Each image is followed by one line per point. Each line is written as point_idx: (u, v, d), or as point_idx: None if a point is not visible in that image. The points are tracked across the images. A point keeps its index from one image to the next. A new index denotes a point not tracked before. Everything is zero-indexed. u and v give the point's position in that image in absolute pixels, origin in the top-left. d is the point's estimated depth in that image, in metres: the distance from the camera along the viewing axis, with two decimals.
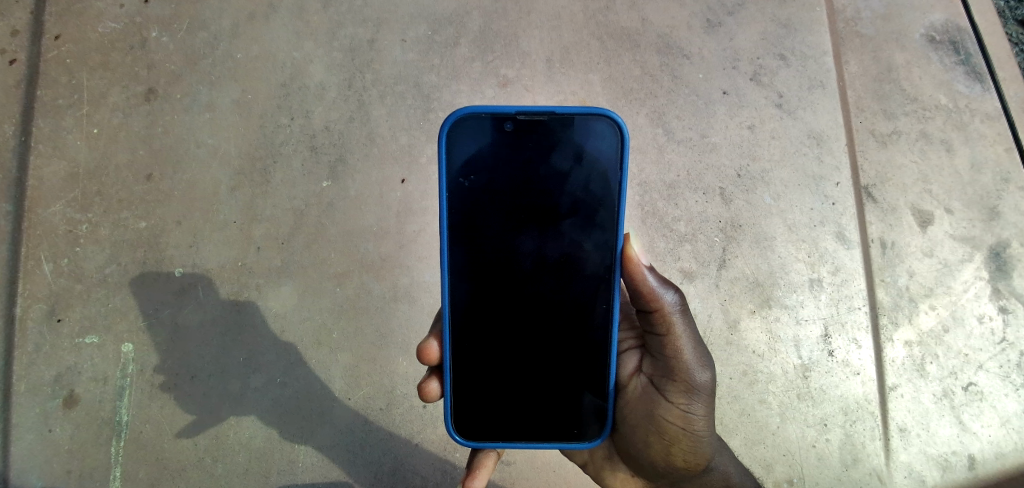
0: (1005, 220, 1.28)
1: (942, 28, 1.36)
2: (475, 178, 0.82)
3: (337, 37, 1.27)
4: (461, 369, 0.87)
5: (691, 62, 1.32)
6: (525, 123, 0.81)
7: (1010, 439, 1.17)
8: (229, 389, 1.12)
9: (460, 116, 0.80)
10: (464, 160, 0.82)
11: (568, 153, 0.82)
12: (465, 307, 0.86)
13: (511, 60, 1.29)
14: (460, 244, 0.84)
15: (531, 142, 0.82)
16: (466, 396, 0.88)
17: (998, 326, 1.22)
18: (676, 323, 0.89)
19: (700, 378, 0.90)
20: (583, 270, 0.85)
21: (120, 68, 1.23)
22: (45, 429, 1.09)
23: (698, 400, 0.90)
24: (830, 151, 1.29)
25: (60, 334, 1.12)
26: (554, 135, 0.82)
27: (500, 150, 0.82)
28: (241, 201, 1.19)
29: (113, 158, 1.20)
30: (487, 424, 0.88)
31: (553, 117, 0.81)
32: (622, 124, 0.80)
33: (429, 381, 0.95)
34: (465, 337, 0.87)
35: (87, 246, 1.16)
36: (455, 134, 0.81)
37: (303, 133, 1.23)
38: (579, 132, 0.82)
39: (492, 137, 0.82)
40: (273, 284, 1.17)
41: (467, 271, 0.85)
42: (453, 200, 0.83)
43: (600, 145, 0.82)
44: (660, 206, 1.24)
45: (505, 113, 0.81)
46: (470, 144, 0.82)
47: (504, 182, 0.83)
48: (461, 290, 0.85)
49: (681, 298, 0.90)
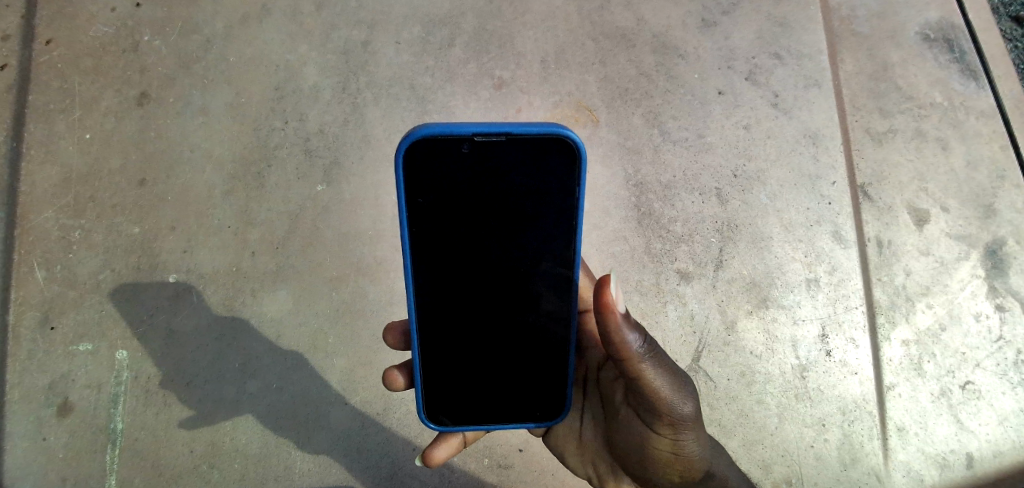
0: (1002, 218, 1.28)
1: (936, 26, 1.37)
2: (434, 197, 0.79)
3: (331, 39, 1.27)
4: (431, 364, 0.87)
5: (686, 62, 1.31)
6: (482, 143, 0.76)
7: (1007, 437, 1.18)
8: (225, 395, 1.12)
9: (414, 139, 0.75)
10: (422, 181, 0.78)
11: (527, 170, 0.77)
12: (430, 308, 0.84)
13: (506, 61, 1.28)
14: (421, 261, 0.82)
15: (488, 161, 0.77)
16: (437, 387, 0.87)
17: (995, 323, 1.22)
18: (637, 356, 0.83)
19: (683, 409, 0.85)
20: (545, 278, 0.83)
21: (112, 72, 1.22)
22: (39, 437, 1.07)
23: (682, 424, 0.86)
24: (825, 150, 1.29)
25: (54, 341, 1.11)
26: (512, 156, 0.77)
27: (457, 170, 0.78)
28: (236, 205, 1.19)
29: (106, 163, 1.19)
30: (457, 415, 0.88)
31: (508, 137, 0.76)
32: (577, 142, 0.75)
33: (394, 373, 0.95)
34: (435, 333, 0.86)
35: (80, 251, 1.15)
36: (410, 156, 0.77)
37: (297, 137, 1.22)
38: (535, 150, 0.76)
39: (450, 157, 0.77)
40: (268, 289, 1.16)
41: (430, 282, 0.83)
42: (413, 219, 0.80)
43: (556, 161, 0.77)
44: (657, 207, 1.24)
45: (461, 134, 0.75)
46: (427, 167, 0.77)
47: (465, 201, 0.79)
48: (424, 294, 0.84)
49: (637, 331, 0.83)
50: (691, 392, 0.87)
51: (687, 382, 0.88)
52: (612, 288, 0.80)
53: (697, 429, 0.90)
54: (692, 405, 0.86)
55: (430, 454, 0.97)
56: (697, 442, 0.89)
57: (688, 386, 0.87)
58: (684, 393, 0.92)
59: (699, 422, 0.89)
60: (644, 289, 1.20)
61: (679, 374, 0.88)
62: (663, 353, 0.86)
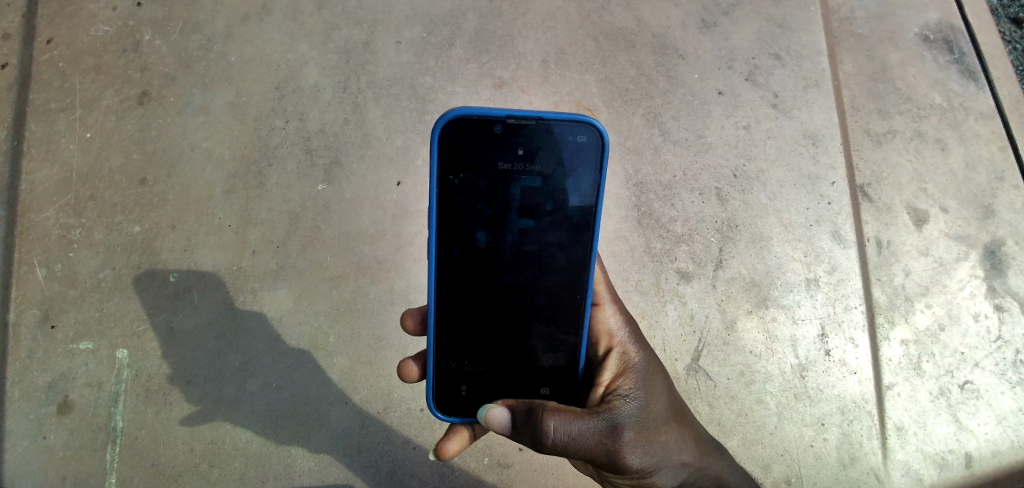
0: (1000, 219, 1.28)
1: (935, 27, 1.37)
2: (463, 176, 0.82)
3: (332, 39, 1.27)
4: (446, 346, 0.85)
5: (687, 62, 1.32)
6: (515, 128, 0.81)
7: (1005, 437, 1.18)
8: (225, 393, 1.12)
9: (453, 116, 0.79)
10: (454, 159, 0.81)
11: (554, 155, 0.82)
12: (450, 288, 0.85)
13: (507, 61, 1.28)
14: (446, 238, 0.84)
15: (517, 145, 0.82)
16: (448, 378, 0.85)
17: (994, 323, 1.23)
18: (559, 449, 0.78)
19: (620, 463, 0.82)
20: (562, 265, 0.85)
21: (113, 71, 1.22)
22: (39, 435, 1.07)
23: (629, 471, 0.84)
24: (825, 150, 1.30)
25: (54, 340, 1.11)
26: (540, 140, 0.82)
27: (488, 151, 0.82)
28: (236, 204, 1.19)
29: (106, 162, 1.19)
30: (469, 404, 0.85)
31: (539, 123, 0.82)
32: (602, 130, 0.81)
33: (407, 362, 0.97)
34: (451, 317, 0.85)
35: (81, 250, 1.15)
36: (447, 134, 0.81)
37: (298, 136, 1.22)
38: (563, 137, 0.82)
39: (482, 138, 0.82)
40: (268, 288, 1.16)
41: (452, 261, 0.84)
42: (443, 197, 0.82)
43: (580, 150, 0.83)
44: (656, 207, 1.24)
45: (496, 115, 0.81)
46: (461, 147, 0.81)
47: (491, 183, 0.83)
48: (447, 278, 0.84)
49: (550, 426, 0.77)
50: (627, 442, 0.82)
51: (622, 430, 0.82)
52: (488, 425, 0.81)
53: (672, 457, 0.87)
54: (633, 454, 0.82)
55: (443, 449, 0.94)
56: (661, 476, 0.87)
57: (621, 439, 0.81)
58: (648, 425, 0.85)
59: (656, 458, 0.85)
60: (644, 289, 1.20)
61: (615, 424, 0.82)
62: (587, 420, 0.80)
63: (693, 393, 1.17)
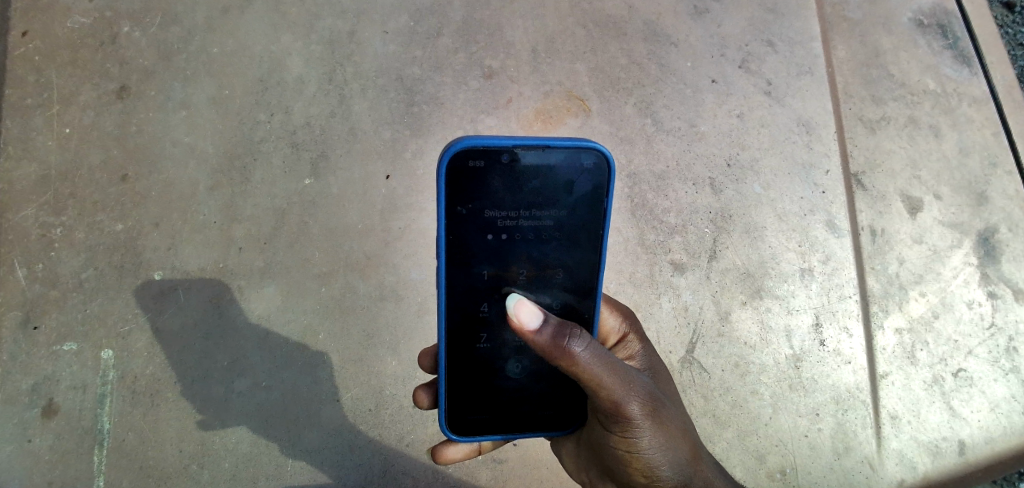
0: (994, 205, 1.27)
1: (929, 12, 1.35)
2: (470, 207, 0.79)
3: (316, 29, 1.23)
4: (457, 374, 0.82)
5: (678, 50, 1.29)
6: (523, 157, 0.79)
7: (998, 424, 1.19)
8: (214, 394, 1.10)
9: (459, 148, 0.76)
10: (461, 190, 0.78)
11: (562, 182, 0.80)
12: (456, 319, 0.81)
13: (496, 50, 1.25)
14: (453, 265, 0.80)
15: (524, 174, 0.79)
16: (460, 402, 0.83)
17: (987, 311, 1.23)
18: (581, 367, 0.72)
19: (625, 410, 0.78)
20: (570, 289, 0.82)
21: (91, 65, 1.18)
22: (24, 439, 1.06)
23: (631, 424, 0.79)
24: (819, 138, 1.28)
25: (36, 342, 1.09)
26: (548, 168, 0.79)
27: (496, 183, 0.79)
28: (220, 201, 1.16)
29: (86, 159, 1.16)
30: (479, 427, 0.83)
31: (545, 152, 0.79)
32: (609, 156, 0.79)
33: (419, 391, 0.96)
34: (458, 340, 0.82)
35: (61, 250, 1.12)
36: (453, 166, 0.77)
37: (283, 130, 1.19)
38: (571, 164, 0.80)
39: (490, 170, 0.78)
40: (256, 285, 1.14)
41: (460, 293, 0.81)
42: (451, 229, 0.79)
43: (586, 177, 0.80)
44: (649, 198, 1.22)
45: (503, 145, 0.78)
46: (469, 180, 0.78)
47: (499, 212, 0.79)
48: (455, 311, 0.81)
49: (582, 341, 0.72)
50: (638, 391, 0.79)
51: (636, 380, 0.80)
52: (515, 314, 0.72)
53: (673, 437, 0.83)
54: (637, 405, 0.79)
55: (441, 454, 0.97)
56: (658, 445, 0.81)
57: (633, 385, 0.79)
58: (655, 390, 0.83)
59: (659, 423, 0.81)
60: (638, 281, 1.19)
61: (631, 372, 0.80)
62: (612, 357, 0.76)
63: (688, 386, 1.16)
